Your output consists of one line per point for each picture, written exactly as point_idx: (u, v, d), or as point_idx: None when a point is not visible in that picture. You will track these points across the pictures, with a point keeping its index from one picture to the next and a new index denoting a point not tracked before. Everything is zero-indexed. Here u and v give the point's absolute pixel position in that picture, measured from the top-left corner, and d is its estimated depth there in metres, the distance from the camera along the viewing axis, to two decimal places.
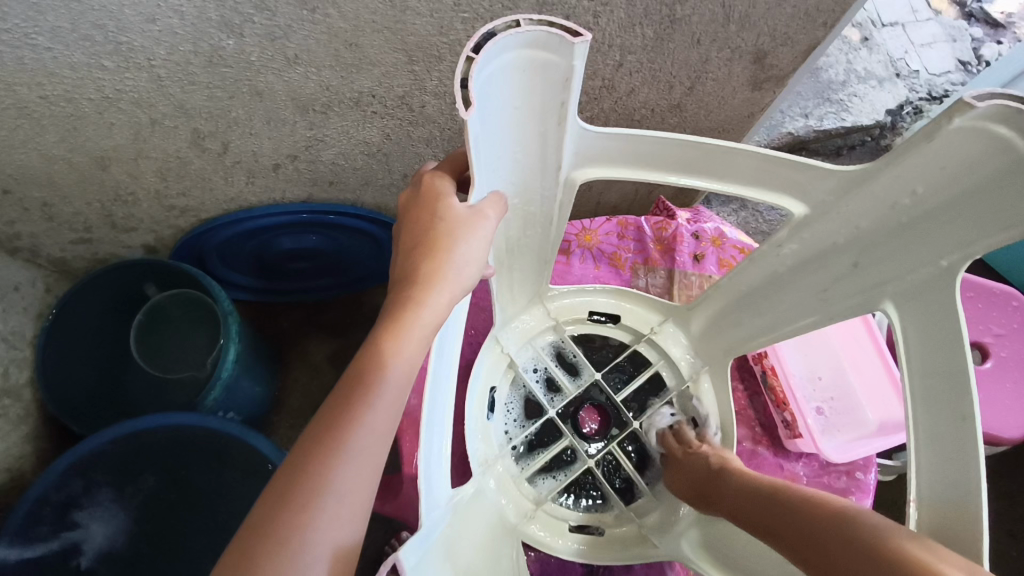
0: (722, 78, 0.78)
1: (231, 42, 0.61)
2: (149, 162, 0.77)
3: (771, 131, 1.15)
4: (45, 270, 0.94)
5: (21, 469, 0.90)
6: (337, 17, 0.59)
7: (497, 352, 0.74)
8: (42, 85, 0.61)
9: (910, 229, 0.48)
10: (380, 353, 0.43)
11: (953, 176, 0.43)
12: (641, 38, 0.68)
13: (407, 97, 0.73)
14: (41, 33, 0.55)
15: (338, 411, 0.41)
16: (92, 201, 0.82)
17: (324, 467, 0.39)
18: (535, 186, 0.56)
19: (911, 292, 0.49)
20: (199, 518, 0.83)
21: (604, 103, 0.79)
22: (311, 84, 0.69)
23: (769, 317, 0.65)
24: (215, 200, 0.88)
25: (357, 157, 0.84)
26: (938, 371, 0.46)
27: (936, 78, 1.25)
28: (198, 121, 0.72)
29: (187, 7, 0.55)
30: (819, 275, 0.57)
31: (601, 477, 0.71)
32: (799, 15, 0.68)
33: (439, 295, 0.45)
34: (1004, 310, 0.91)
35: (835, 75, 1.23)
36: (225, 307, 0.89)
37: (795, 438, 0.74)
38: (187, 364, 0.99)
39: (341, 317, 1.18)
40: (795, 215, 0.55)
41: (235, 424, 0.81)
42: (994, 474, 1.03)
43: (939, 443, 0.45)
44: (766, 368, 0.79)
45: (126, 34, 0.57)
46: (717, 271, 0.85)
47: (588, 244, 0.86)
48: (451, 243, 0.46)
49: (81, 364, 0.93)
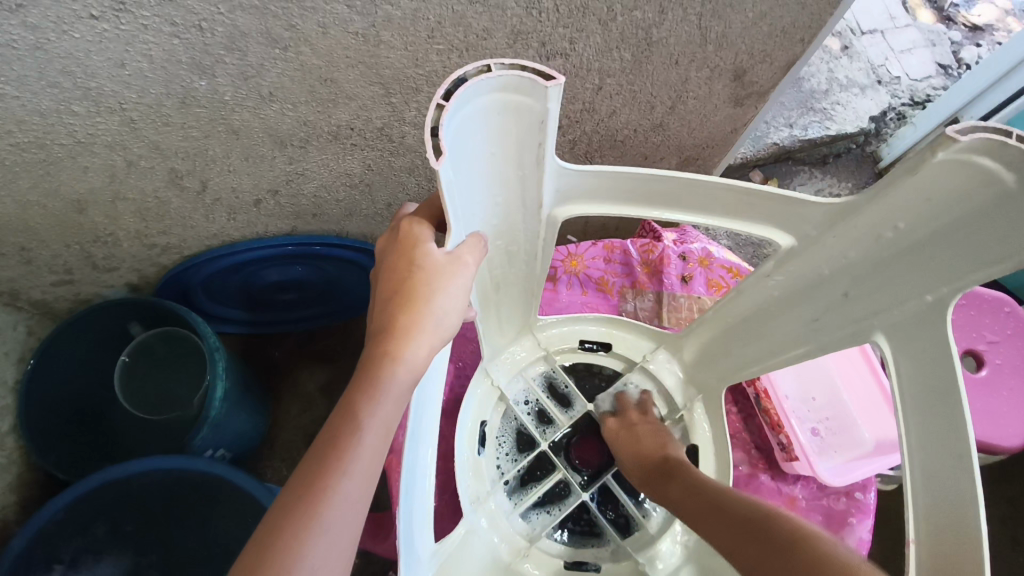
0: (703, 96, 0.77)
1: (204, 83, 0.60)
2: (127, 204, 0.76)
3: (756, 143, 1.16)
4: (27, 313, 0.92)
5: (5, 519, 0.88)
6: (310, 53, 0.59)
7: (487, 384, 0.73)
8: (12, 133, 0.60)
9: (894, 262, 0.47)
10: (354, 414, 0.42)
11: (937, 207, 0.42)
12: (619, 62, 0.68)
13: (386, 128, 0.72)
14: (7, 82, 0.54)
15: (307, 480, 0.40)
16: (70, 243, 0.80)
17: (296, 541, 0.38)
18: (516, 222, 0.55)
19: (901, 323, 0.48)
20: (198, 541, 0.85)
21: (586, 125, 0.78)
22: (288, 121, 0.68)
23: (760, 344, 0.64)
24: (197, 237, 0.87)
25: (340, 189, 0.83)
26: (934, 404, 0.45)
27: (918, 83, 1.26)
28: (174, 161, 0.70)
29: (156, 50, 0.54)
30: (809, 305, 0.56)
31: (597, 511, 0.69)
32: (776, 33, 0.68)
33: (415, 349, 0.44)
34: (997, 316, 0.90)
35: (817, 84, 1.23)
36: (212, 343, 0.87)
37: (792, 461, 0.73)
38: (169, 405, 0.97)
39: (332, 347, 1.16)
40: (783, 246, 0.54)
41: (223, 466, 0.77)
42: (997, 480, 1.02)
43: (934, 480, 0.44)
44: (759, 391, 0.78)
45: (95, 79, 0.56)
46: (705, 292, 0.84)
47: (574, 270, 0.85)
48: (427, 293, 0.45)
49: (62, 409, 0.92)
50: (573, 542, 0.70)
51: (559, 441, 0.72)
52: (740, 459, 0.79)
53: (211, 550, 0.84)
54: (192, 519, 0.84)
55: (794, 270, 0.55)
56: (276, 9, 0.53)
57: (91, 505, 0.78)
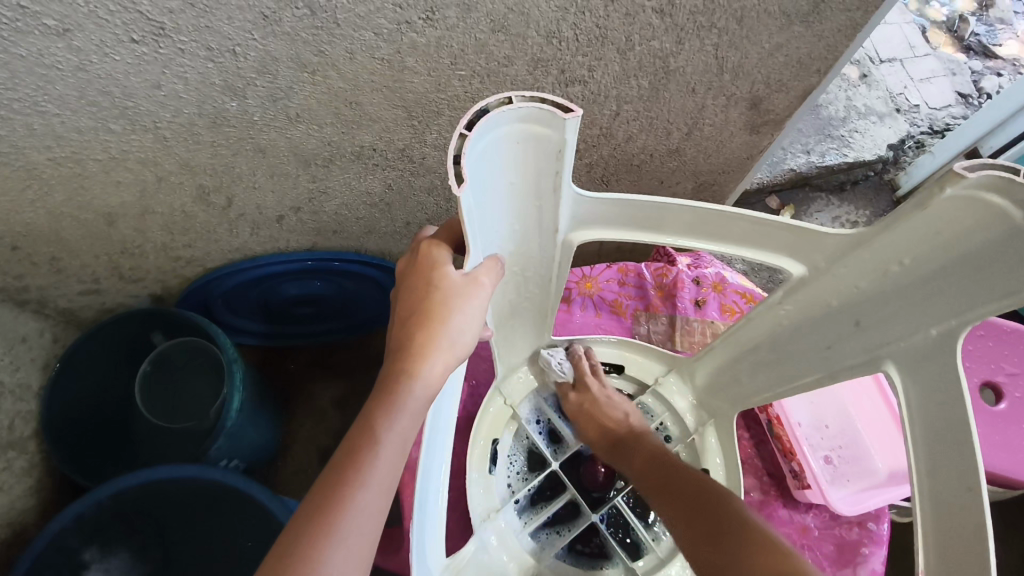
0: (719, 123, 0.78)
1: (234, 104, 0.62)
2: (155, 218, 0.78)
3: (773, 169, 1.18)
4: (53, 321, 0.94)
5: (23, 523, 0.89)
6: (337, 78, 0.61)
7: (500, 403, 0.74)
8: (51, 148, 0.62)
9: (903, 297, 0.47)
10: (372, 428, 0.43)
11: (946, 242, 0.42)
12: (637, 89, 0.69)
13: (408, 149, 0.74)
14: (49, 100, 0.57)
15: (325, 492, 0.41)
16: (99, 253, 0.83)
17: (313, 552, 0.39)
18: (532, 246, 0.56)
19: (910, 356, 0.48)
20: (214, 549, 0.86)
21: (603, 150, 0.80)
22: (313, 141, 0.70)
23: (772, 373, 0.64)
24: (220, 251, 0.89)
25: (360, 208, 0.85)
26: (943, 436, 0.45)
27: (937, 112, 1.26)
28: (202, 177, 0.73)
29: (191, 73, 0.57)
30: (820, 334, 0.56)
31: (606, 534, 0.69)
32: (792, 63, 0.69)
33: (432, 367, 0.45)
34: (1017, 349, 0.89)
35: (835, 112, 1.24)
36: (230, 354, 0.89)
37: (805, 489, 0.73)
38: (187, 414, 0.98)
39: (346, 360, 1.18)
40: (794, 275, 0.54)
41: (235, 474, 0.78)
42: (1015, 515, 1.00)
43: (944, 514, 0.44)
44: (772, 417, 0.78)
45: (132, 99, 0.59)
46: (719, 317, 0.85)
47: (588, 292, 0.86)
48: (445, 313, 0.46)
49: (81, 416, 0.94)
50: (581, 563, 0.70)
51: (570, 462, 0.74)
52: (752, 486, 0.78)
53: (227, 559, 0.85)
54: (208, 527, 0.85)
55: (805, 299, 0.55)
56: (307, 36, 0.55)
57: (111, 510, 0.80)
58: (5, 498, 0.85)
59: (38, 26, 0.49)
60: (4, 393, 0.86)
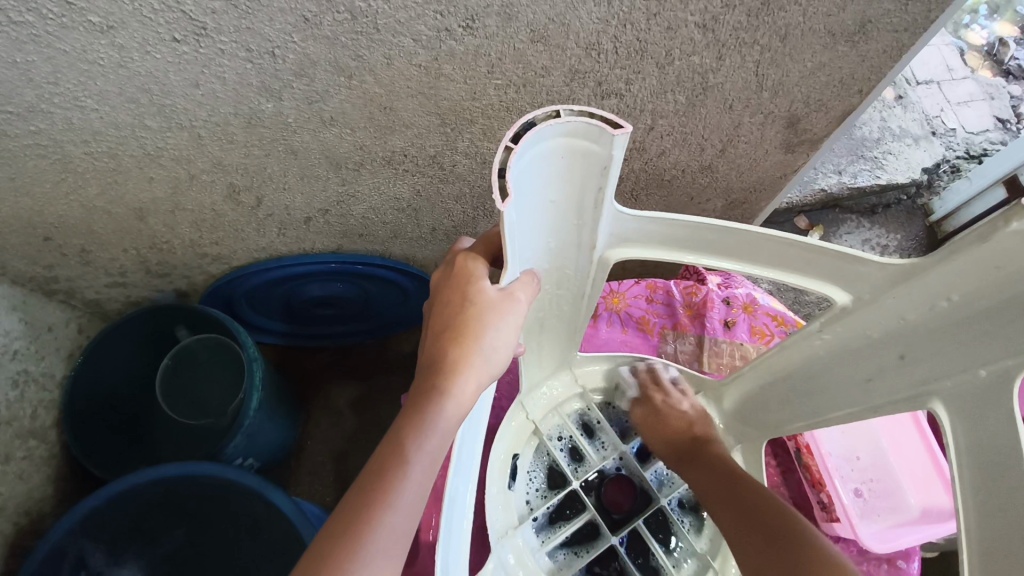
0: (755, 141, 0.77)
1: (269, 106, 0.62)
2: (185, 214, 0.79)
3: (803, 189, 1.16)
4: (79, 312, 0.95)
5: (40, 511, 0.89)
6: (373, 83, 0.61)
7: (521, 418, 0.74)
8: (87, 142, 0.63)
9: (955, 332, 0.45)
10: (402, 447, 0.42)
11: (1003, 278, 0.40)
12: (673, 104, 0.68)
13: (439, 156, 0.74)
14: (89, 96, 0.57)
15: (353, 511, 0.40)
16: (128, 248, 0.83)
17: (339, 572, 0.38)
18: (568, 263, 0.56)
19: (959, 393, 0.46)
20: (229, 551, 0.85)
21: (635, 163, 0.78)
22: (345, 144, 0.70)
23: (808, 403, 0.62)
24: (247, 249, 0.89)
25: (388, 212, 0.85)
26: (992, 480, 0.43)
27: (975, 136, 1.23)
28: (233, 176, 0.73)
29: (229, 73, 0.57)
30: (862, 364, 0.55)
31: (624, 558, 0.67)
32: (834, 83, 0.68)
33: (464, 385, 0.45)
34: None
35: (868, 133, 1.22)
36: (251, 353, 0.89)
37: (832, 522, 0.72)
38: (206, 411, 0.98)
39: (365, 363, 1.18)
40: (838, 302, 0.53)
41: (253, 476, 0.78)
42: None
43: (994, 565, 0.42)
44: (801, 446, 0.77)
45: (170, 97, 0.59)
46: (748, 338, 0.83)
47: (615, 307, 0.85)
48: (479, 328, 0.46)
49: (100, 405, 0.95)
50: None
51: (592, 480, 0.71)
52: None
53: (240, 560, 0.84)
54: (224, 527, 0.84)
55: (847, 327, 0.54)
56: (346, 40, 0.55)
57: (126, 506, 0.80)
58: (24, 486, 0.86)
59: (83, 23, 0.49)
60: (29, 381, 0.86)
